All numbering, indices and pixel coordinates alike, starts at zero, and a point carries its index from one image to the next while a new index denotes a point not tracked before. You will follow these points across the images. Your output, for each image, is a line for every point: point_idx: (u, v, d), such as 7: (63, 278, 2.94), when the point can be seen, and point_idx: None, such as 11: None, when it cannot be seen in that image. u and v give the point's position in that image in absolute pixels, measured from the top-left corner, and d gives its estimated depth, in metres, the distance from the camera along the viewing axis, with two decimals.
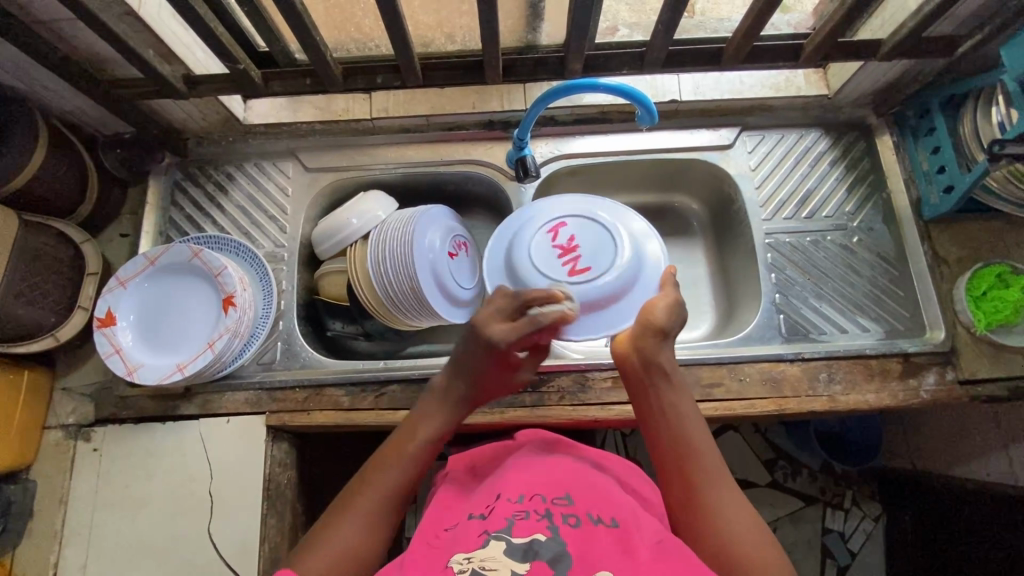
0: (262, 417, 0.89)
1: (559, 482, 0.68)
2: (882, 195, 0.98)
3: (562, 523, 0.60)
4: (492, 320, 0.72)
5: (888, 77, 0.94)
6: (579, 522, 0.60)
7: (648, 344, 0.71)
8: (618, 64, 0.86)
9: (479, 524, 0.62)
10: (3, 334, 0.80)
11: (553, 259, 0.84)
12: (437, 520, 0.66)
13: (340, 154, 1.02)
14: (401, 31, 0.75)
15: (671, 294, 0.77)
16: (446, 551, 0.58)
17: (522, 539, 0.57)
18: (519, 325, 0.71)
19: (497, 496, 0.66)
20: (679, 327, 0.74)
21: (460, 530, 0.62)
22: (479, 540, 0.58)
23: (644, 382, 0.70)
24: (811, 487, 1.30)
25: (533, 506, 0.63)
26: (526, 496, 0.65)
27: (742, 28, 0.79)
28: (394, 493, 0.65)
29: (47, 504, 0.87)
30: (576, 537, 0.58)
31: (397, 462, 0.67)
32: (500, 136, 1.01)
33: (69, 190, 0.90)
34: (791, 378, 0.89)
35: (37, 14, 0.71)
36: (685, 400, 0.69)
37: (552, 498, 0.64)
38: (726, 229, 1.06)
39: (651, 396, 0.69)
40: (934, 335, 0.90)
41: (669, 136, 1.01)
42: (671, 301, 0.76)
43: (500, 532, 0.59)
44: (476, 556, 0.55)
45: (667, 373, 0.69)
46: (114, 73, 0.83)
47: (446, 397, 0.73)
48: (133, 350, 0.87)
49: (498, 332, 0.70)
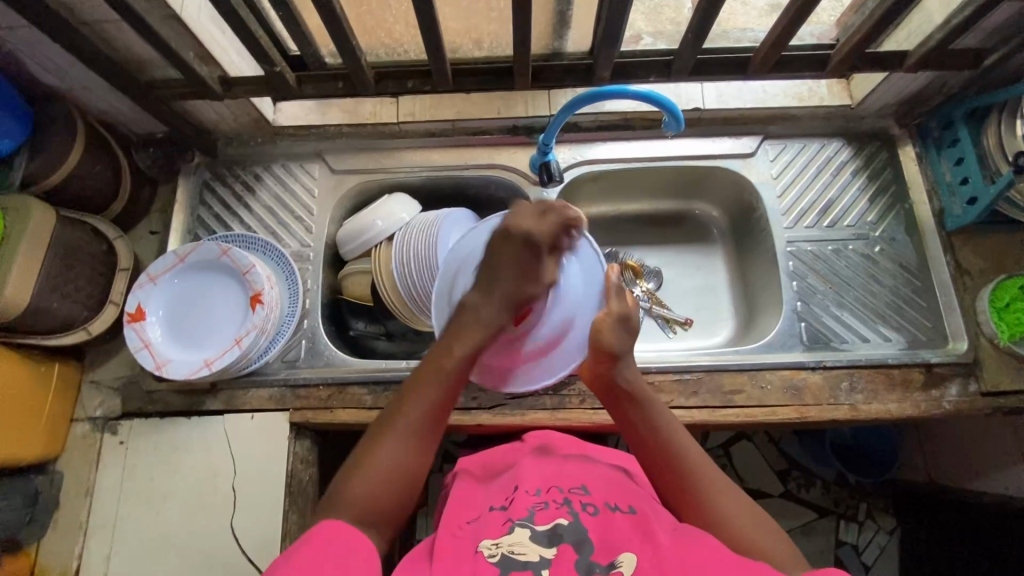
0: (285, 414, 0.90)
1: (576, 473, 0.69)
2: (905, 204, 0.98)
3: (582, 511, 0.62)
4: (519, 219, 0.72)
5: (912, 89, 0.94)
6: (598, 511, 0.63)
7: (603, 369, 0.71)
8: (646, 71, 0.87)
9: (501, 513, 0.64)
10: (36, 328, 0.82)
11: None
12: (458, 508, 0.68)
13: (366, 157, 1.03)
14: (433, 35, 0.77)
15: (613, 308, 0.73)
16: (473, 538, 0.61)
17: (546, 527, 0.60)
18: (544, 224, 0.71)
19: (515, 487, 0.68)
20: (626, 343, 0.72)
21: (482, 521, 0.64)
22: (504, 527, 0.61)
23: (616, 400, 0.72)
24: (824, 498, 1.30)
25: (551, 497, 0.65)
26: (544, 488, 0.66)
27: (770, 38, 0.80)
28: (431, 414, 0.68)
29: (73, 495, 0.89)
30: (597, 525, 0.61)
31: (430, 383, 0.69)
32: (524, 141, 1.02)
33: (104, 187, 0.91)
34: (813, 386, 0.89)
35: (83, 16, 0.73)
36: (656, 405, 0.71)
37: (569, 488, 0.66)
38: (747, 237, 1.07)
39: (625, 416, 0.71)
40: (956, 346, 0.90)
41: (692, 143, 1.02)
42: (617, 314, 0.72)
43: (523, 521, 0.61)
44: (504, 542, 0.59)
45: (632, 394, 0.71)
46: (151, 74, 0.85)
47: (479, 318, 0.71)
48: (162, 345, 0.88)
49: (528, 227, 0.71)
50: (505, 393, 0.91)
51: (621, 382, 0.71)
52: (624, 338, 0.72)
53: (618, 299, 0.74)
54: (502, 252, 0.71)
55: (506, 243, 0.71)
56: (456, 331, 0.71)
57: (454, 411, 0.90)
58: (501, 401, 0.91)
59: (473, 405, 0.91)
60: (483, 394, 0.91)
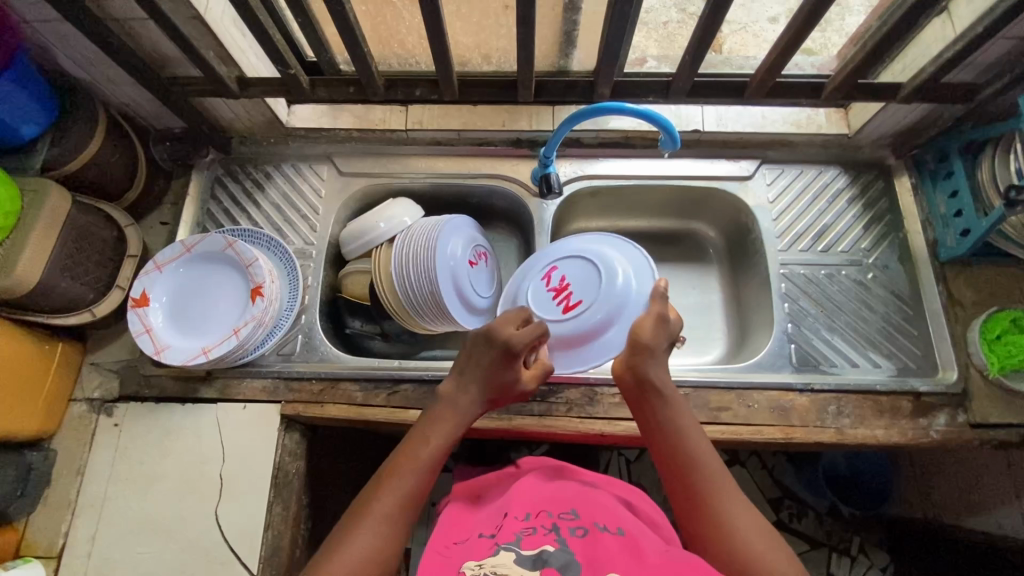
0: (277, 406, 0.91)
1: (566, 498, 0.69)
2: (899, 234, 1.00)
3: (569, 535, 0.62)
4: (506, 324, 0.76)
5: (908, 121, 0.96)
6: (587, 533, 0.62)
7: (636, 363, 0.74)
8: (645, 91, 0.90)
9: (488, 540, 0.63)
10: (44, 306, 0.84)
11: (546, 300, 0.89)
12: (446, 538, 0.67)
13: (374, 162, 1.07)
14: (442, 44, 0.80)
15: (655, 308, 0.78)
16: (456, 564, 0.59)
17: (531, 551, 0.59)
18: (527, 330, 0.77)
19: (504, 514, 0.68)
20: (664, 342, 0.76)
21: (469, 548, 0.63)
22: (489, 551, 0.60)
23: (643, 396, 0.73)
24: (817, 529, 1.28)
25: (540, 521, 0.64)
26: (533, 513, 0.66)
27: (765, 64, 0.82)
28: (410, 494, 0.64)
29: (65, 474, 0.90)
30: (584, 545, 0.60)
31: (407, 473, 0.65)
32: (527, 154, 1.06)
33: (120, 176, 0.95)
34: (800, 408, 0.89)
35: (114, 13, 0.77)
36: (684, 410, 0.72)
37: (559, 513, 0.66)
38: (742, 258, 1.08)
39: (649, 409, 0.72)
40: (947, 376, 0.90)
41: (689, 164, 1.04)
42: (656, 315, 0.77)
43: (508, 545, 0.60)
44: (487, 565, 0.58)
45: (660, 389, 0.72)
46: (173, 71, 0.89)
47: (455, 407, 0.72)
48: (163, 331, 0.91)
49: (512, 333, 0.75)
50: None
51: (644, 375, 0.73)
52: (663, 336, 0.76)
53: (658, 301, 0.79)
54: (478, 349, 0.74)
55: (489, 343, 0.74)
56: (431, 426, 0.71)
57: None
58: None
59: None
60: None
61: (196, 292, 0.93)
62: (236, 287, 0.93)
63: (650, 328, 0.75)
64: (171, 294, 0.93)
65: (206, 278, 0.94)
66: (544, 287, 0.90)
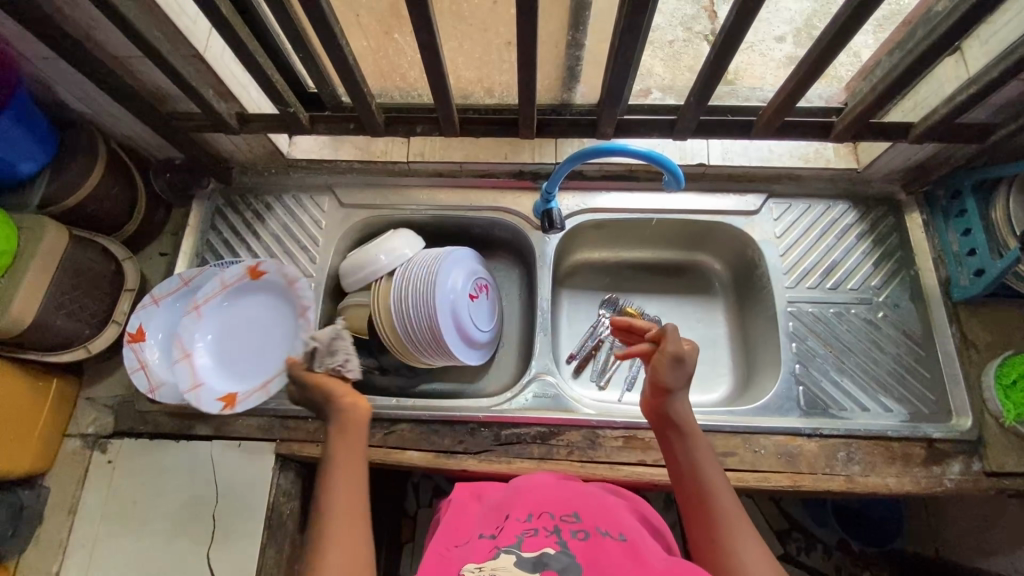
0: (272, 445, 0.90)
1: (566, 499, 0.68)
2: (910, 271, 0.97)
3: (570, 537, 0.60)
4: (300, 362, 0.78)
5: (918, 158, 0.94)
6: (588, 536, 0.61)
7: (655, 400, 0.72)
8: (649, 129, 0.88)
9: (489, 540, 0.61)
10: (39, 345, 0.84)
11: (473, 310, 0.99)
12: (447, 538, 0.65)
13: (375, 193, 1.06)
14: (441, 81, 0.78)
15: (671, 347, 0.71)
16: (457, 564, 0.58)
17: (532, 552, 0.58)
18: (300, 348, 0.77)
19: (507, 515, 0.66)
20: (684, 382, 0.71)
21: (470, 546, 0.62)
22: (490, 552, 0.59)
23: (665, 430, 0.72)
24: (825, 563, 1.24)
25: (542, 522, 0.63)
26: (535, 514, 0.65)
27: (774, 103, 0.80)
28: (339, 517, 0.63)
29: (58, 512, 0.89)
30: (585, 548, 0.59)
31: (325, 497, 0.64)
32: (530, 186, 1.04)
33: (119, 208, 0.95)
34: (808, 454, 0.86)
35: (111, 51, 0.76)
36: (704, 442, 0.70)
37: (561, 515, 0.65)
38: (749, 293, 1.06)
39: (669, 442, 0.71)
40: (960, 423, 0.87)
41: (694, 198, 1.02)
42: (672, 354, 0.70)
43: (509, 547, 0.59)
44: (487, 566, 0.56)
45: (680, 422, 0.71)
46: (174, 106, 0.88)
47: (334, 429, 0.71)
48: (207, 367, 0.90)
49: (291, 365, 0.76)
50: (492, 439, 0.89)
51: (673, 412, 0.71)
52: (681, 376, 0.71)
53: (672, 340, 0.70)
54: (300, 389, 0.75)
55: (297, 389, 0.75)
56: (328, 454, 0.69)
57: (439, 454, 0.89)
58: (488, 446, 0.89)
59: (459, 449, 0.89)
60: (470, 438, 0.90)
61: (247, 331, 0.94)
62: (285, 333, 0.94)
63: (667, 370, 0.70)
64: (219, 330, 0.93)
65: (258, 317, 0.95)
66: (476, 303, 1.00)
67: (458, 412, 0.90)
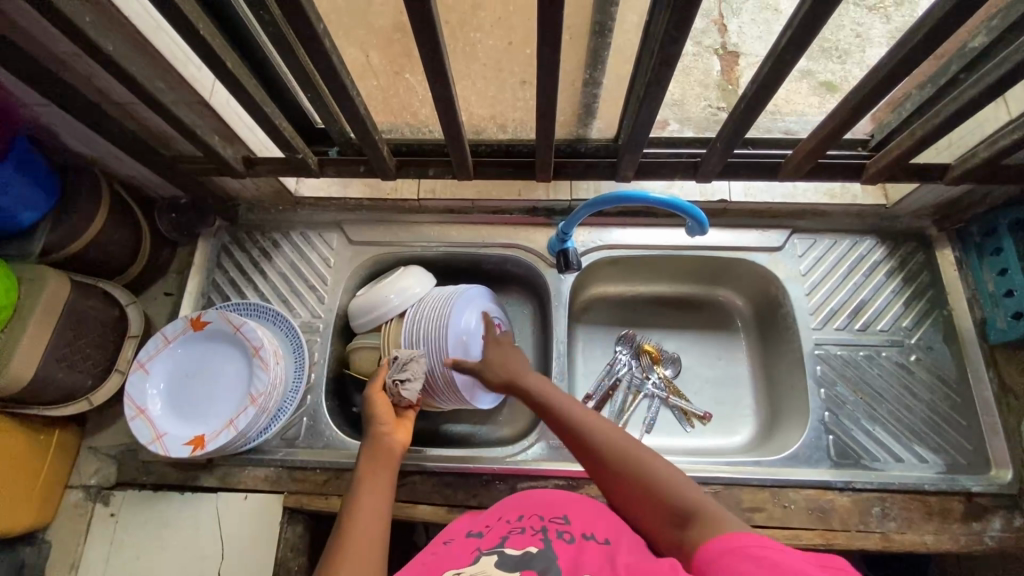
0: (281, 498, 0.87)
1: (558, 502, 0.66)
2: (942, 310, 0.93)
3: (556, 538, 0.58)
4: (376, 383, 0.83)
5: (951, 194, 0.90)
6: (574, 539, 0.58)
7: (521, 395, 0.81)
8: (670, 170, 0.85)
9: (474, 543, 0.60)
10: (40, 399, 0.81)
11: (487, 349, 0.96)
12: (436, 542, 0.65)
13: (384, 230, 1.03)
14: (455, 125, 0.75)
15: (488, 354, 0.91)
16: (437, 566, 0.57)
17: (515, 552, 0.57)
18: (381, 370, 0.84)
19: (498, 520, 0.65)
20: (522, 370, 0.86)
21: (454, 549, 0.60)
22: (471, 557, 0.57)
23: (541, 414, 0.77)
24: None
25: (530, 522, 0.61)
26: (526, 516, 0.63)
27: (809, 143, 0.75)
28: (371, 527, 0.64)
29: (59, 568, 0.86)
30: (568, 550, 0.56)
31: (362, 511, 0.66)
32: (543, 223, 1.01)
33: (122, 251, 0.92)
34: (840, 509, 0.83)
35: (114, 99, 0.74)
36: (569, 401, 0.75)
37: (551, 518, 0.62)
38: (773, 332, 1.02)
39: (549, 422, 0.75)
40: (1000, 475, 0.83)
41: (715, 235, 0.99)
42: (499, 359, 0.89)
43: (492, 549, 0.58)
44: (466, 571, 0.55)
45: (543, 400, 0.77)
46: (177, 149, 0.85)
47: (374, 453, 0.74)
48: (172, 413, 0.86)
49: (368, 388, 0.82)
50: (509, 492, 0.86)
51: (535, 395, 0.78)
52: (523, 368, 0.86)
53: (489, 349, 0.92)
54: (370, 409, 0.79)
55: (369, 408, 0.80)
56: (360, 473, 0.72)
57: (453, 508, 0.86)
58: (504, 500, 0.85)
59: (473, 503, 0.86)
60: (485, 491, 0.86)
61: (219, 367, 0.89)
62: (241, 366, 0.89)
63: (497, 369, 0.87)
64: (175, 376, 0.89)
65: (215, 354, 0.90)
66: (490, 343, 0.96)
67: (472, 463, 0.87)
